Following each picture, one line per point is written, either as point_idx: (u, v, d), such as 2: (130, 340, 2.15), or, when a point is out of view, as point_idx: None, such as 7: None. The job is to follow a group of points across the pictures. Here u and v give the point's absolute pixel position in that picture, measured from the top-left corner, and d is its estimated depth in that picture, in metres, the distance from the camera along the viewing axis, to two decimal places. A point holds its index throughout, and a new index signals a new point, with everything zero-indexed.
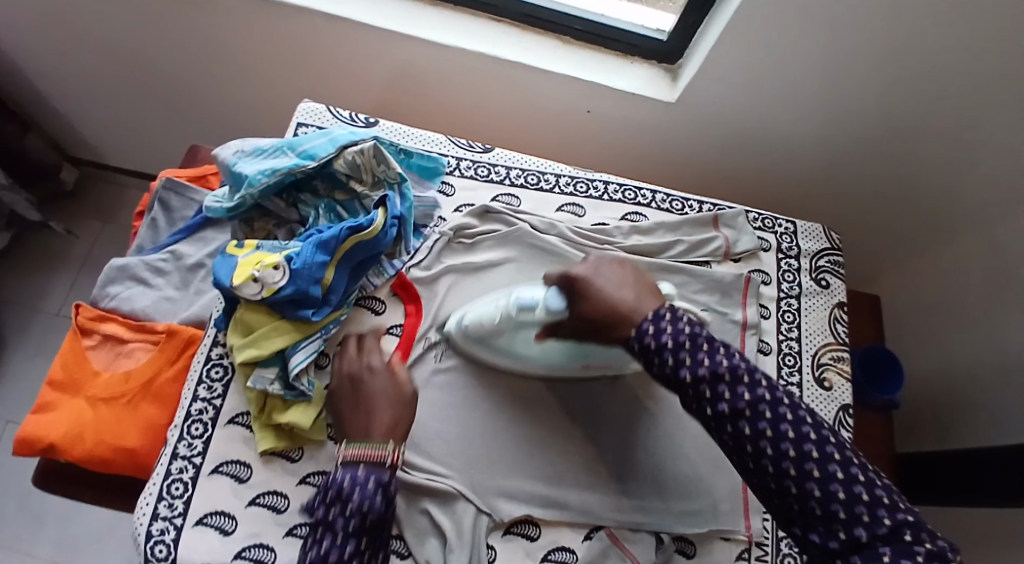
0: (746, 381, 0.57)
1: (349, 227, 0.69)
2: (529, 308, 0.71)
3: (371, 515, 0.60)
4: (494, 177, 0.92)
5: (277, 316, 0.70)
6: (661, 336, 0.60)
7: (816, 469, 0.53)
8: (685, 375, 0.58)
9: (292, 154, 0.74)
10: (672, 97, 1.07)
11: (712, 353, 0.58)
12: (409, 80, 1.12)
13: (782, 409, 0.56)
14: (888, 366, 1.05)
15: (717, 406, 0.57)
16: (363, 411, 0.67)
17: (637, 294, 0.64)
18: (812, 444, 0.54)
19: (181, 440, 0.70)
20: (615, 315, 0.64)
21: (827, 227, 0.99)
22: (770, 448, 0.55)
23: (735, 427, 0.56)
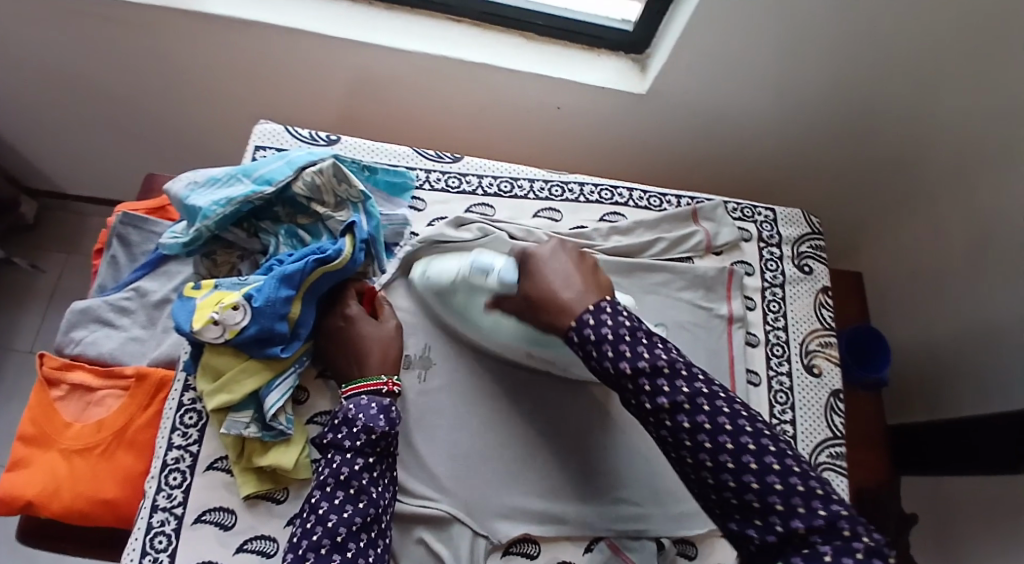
0: (685, 375, 0.56)
1: (315, 259, 0.66)
2: (483, 273, 0.72)
3: (378, 430, 0.62)
4: (466, 187, 0.89)
5: (243, 357, 0.67)
6: (602, 328, 0.58)
7: (753, 460, 0.53)
8: (624, 368, 0.57)
9: (248, 180, 0.70)
10: (641, 88, 1.05)
11: (651, 346, 0.58)
12: (372, 88, 1.08)
13: (720, 402, 0.55)
14: (874, 344, 1.03)
15: (656, 399, 0.56)
16: (353, 360, 0.69)
17: (584, 287, 0.62)
18: (748, 436, 0.54)
19: (160, 491, 0.67)
20: (554, 308, 0.62)
21: (806, 211, 0.98)
22: (709, 440, 0.54)
23: (674, 420, 0.56)
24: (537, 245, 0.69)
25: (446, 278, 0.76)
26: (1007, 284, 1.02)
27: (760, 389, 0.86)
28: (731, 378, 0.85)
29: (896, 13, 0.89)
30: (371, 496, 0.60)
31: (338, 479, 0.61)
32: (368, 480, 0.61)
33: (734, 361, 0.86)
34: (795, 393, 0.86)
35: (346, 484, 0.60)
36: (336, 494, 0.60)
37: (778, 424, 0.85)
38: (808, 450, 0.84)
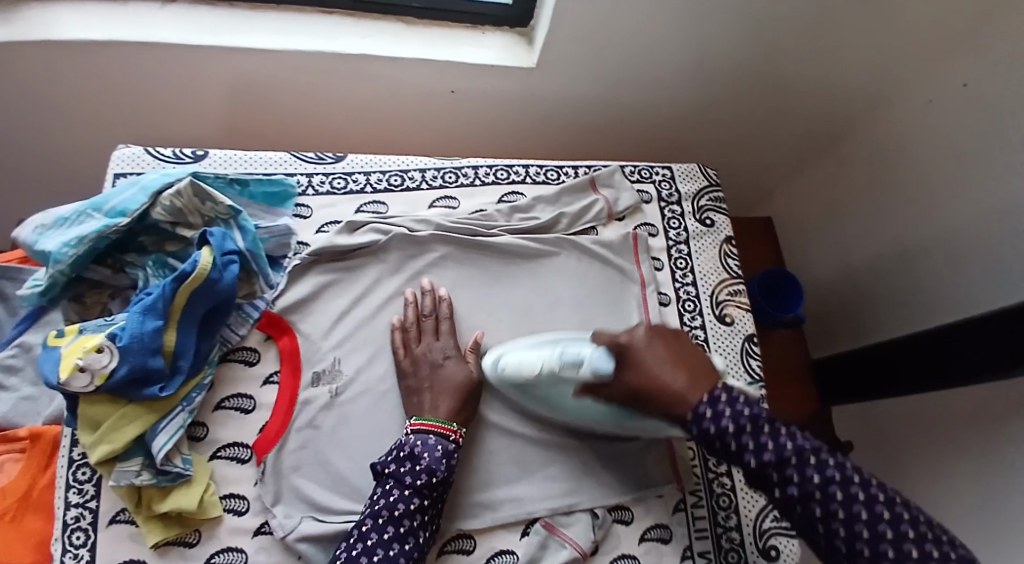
0: (815, 461, 0.57)
1: (173, 280, 0.64)
2: (574, 365, 0.69)
3: (439, 474, 0.66)
4: (353, 187, 0.86)
5: (122, 402, 0.64)
6: (721, 421, 0.60)
7: (890, 548, 0.53)
8: (751, 461, 0.59)
9: (99, 215, 0.67)
10: (531, 61, 1.02)
11: (774, 435, 0.59)
12: (252, 95, 1.03)
13: (855, 488, 0.55)
14: (789, 286, 1.06)
15: (785, 488, 0.57)
16: (436, 394, 0.72)
17: (691, 380, 0.63)
18: (886, 524, 0.53)
19: (65, 554, 0.64)
20: (666, 400, 0.63)
21: (702, 164, 0.98)
22: (843, 529, 0.55)
23: (805, 508, 0.57)
24: (626, 333, 0.69)
25: (530, 373, 0.73)
26: (910, 208, 1.06)
27: None
28: None
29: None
30: (417, 539, 0.63)
31: (392, 513, 0.63)
32: (417, 523, 0.64)
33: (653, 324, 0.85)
34: (711, 343, 0.87)
35: (398, 521, 0.63)
36: (386, 528, 0.63)
37: None
38: None
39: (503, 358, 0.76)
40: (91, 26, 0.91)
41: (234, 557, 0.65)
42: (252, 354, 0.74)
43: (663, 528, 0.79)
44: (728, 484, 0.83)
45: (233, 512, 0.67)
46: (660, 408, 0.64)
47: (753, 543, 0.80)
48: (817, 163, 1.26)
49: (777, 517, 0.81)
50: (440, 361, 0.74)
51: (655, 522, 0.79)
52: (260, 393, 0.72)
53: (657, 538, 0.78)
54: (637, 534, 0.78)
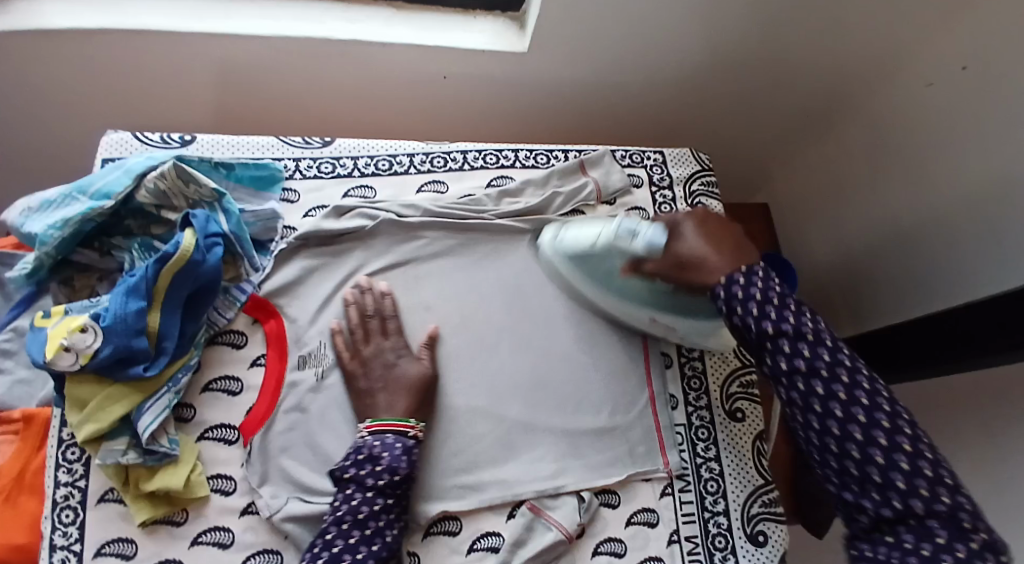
0: (831, 346, 0.63)
1: (156, 261, 0.64)
2: (630, 235, 0.76)
3: (402, 471, 0.66)
4: (341, 171, 0.86)
5: (108, 382, 0.64)
6: (750, 288, 0.66)
7: (883, 436, 0.59)
8: (767, 328, 0.64)
9: (84, 198, 0.68)
10: (522, 45, 1.02)
11: (799, 314, 0.64)
12: (244, 82, 1.03)
13: (863, 379, 0.61)
14: None
15: (793, 362, 0.63)
16: (390, 393, 0.71)
17: (733, 261, 0.69)
18: (883, 414, 0.59)
19: (56, 530, 0.64)
20: (697, 269, 0.71)
21: (694, 148, 0.97)
22: (840, 408, 0.61)
23: (809, 384, 0.62)
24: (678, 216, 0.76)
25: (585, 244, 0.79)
26: (906, 193, 1.05)
27: None
28: None
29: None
30: (385, 539, 0.64)
31: (357, 517, 0.63)
32: (384, 522, 0.64)
33: None
34: None
35: (364, 523, 0.63)
36: (352, 533, 0.63)
37: None
38: (718, 383, 0.86)
39: (562, 231, 0.83)
40: (79, 14, 0.91)
41: (221, 536, 0.66)
42: (239, 337, 0.74)
43: (650, 512, 0.79)
44: (717, 470, 0.82)
45: (220, 492, 0.67)
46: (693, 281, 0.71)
47: (742, 529, 0.80)
48: (815, 147, 1.25)
49: (765, 502, 0.81)
50: (393, 361, 0.73)
51: (641, 507, 0.79)
52: (247, 375, 0.73)
53: (644, 522, 0.78)
54: (624, 518, 0.78)
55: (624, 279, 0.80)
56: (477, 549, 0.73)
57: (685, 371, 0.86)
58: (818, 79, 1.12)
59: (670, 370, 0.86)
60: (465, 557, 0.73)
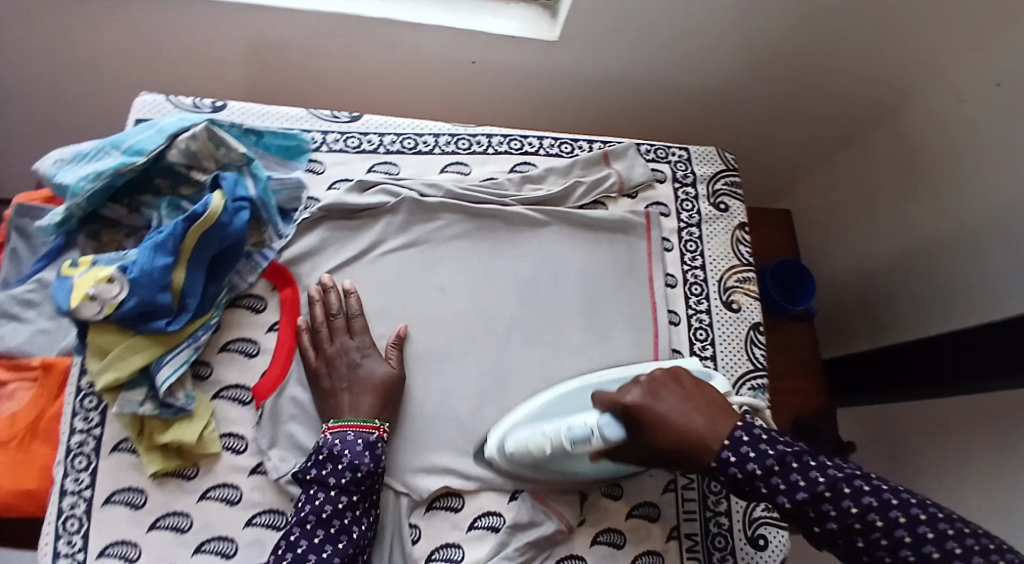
0: (850, 492, 0.56)
1: (185, 219, 0.66)
2: (582, 440, 0.63)
3: (364, 468, 0.65)
4: (367, 147, 0.87)
5: (129, 333, 0.66)
6: (747, 464, 0.59)
7: (906, 534, 0.54)
8: (785, 503, 0.58)
9: (117, 152, 0.69)
10: (554, 35, 1.02)
11: (803, 470, 0.58)
12: (276, 55, 1.05)
13: (895, 512, 0.55)
14: (801, 278, 1.04)
15: (825, 524, 0.56)
16: (355, 394, 0.69)
17: (709, 416, 0.62)
18: (903, 527, 0.54)
19: (67, 475, 0.66)
20: (689, 447, 0.61)
21: (720, 148, 0.97)
22: (889, 557, 0.54)
23: (847, 540, 0.56)
24: (625, 393, 0.64)
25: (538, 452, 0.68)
26: (929, 208, 1.04)
27: (679, 328, 0.86)
28: (654, 318, 0.84)
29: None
30: (351, 536, 0.64)
31: (320, 516, 0.63)
32: (350, 520, 0.64)
33: (656, 304, 0.85)
34: (715, 328, 0.87)
35: (328, 523, 0.63)
36: (317, 533, 0.63)
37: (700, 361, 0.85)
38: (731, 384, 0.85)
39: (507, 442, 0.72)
40: None
41: (229, 493, 0.67)
42: (259, 302, 0.76)
43: (651, 506, 0.79)
44: None
45: (232, 450, 0.69)
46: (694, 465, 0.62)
47: (742, 531, 0.80)
48: (841, 157, 1.24)
49: (768, 506, 0.81)
50: (358, 360, 0.71)
51: (642, 500, 0.79)
52: (264, 339, 0.74)
53: (644, 515, 0.79)
54: (624, 510, 0.78)
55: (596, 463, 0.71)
56: (478, 527, 0.74)
57: None
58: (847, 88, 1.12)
59: None
60: (464, 534, 0.74)
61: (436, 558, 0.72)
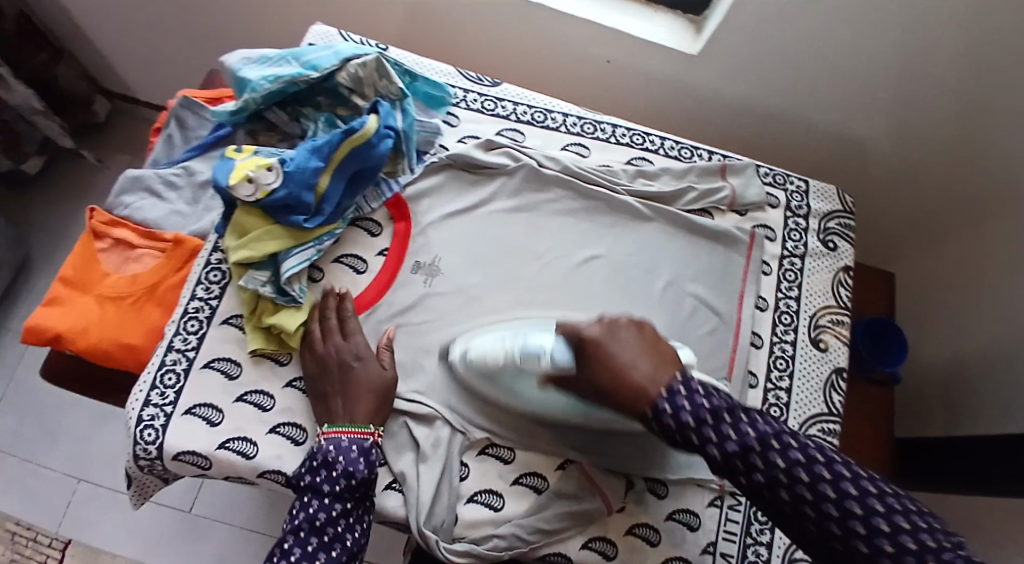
0: (778, 445, 0.51)
1: (343, 132, 0.72)
2: (535, 356, 0.68)
3: (357, 476, 0.64)
4: (500, 112, 0.92)
5: (269, 220, 0.72)
6: (681, 413, 0.53)
7: (838, 511, 0.49)
8: (714, 453, 0.52)
9: (296, 63, 0.77)
10: (694, 49, 1.04)
11: (737, 422, 0.53)
12: (429, 19, 1.12)
13: (821, 467, 0.50)
14: (893, 340, 1.01)
15: (752, 478, 0.51)
16: (348, 398, 0.68)
17: (654, 366, 0.57)
18: (831, 487, 0.49)
19: (178, 333, 0.73)
20: (627, 390, 0.57)
21: (841, 190, 0.97)
22: (814, 511, 0.50)
23: (776, 496, 0.51)
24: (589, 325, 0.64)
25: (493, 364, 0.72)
26: None
27: (760, 351, 0.86)
28: (736, 334, 0.85)
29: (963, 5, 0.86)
30: (344, 543, 0.63)
31: (314, 524, 0.63)
32: (344, 527, 0.64)
33: (742, 322, 0.86)
34: (797, 361, 0.86)
35: (321, 530, 0.63)
36: (310, 540, 0.62)
37: (773, 389, 0.85)
38: (798, 420, 0.84)
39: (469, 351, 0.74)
40: None
41: None
42: (376, 227, 0.82)
43: (692, 514, 0.79)
44: None
45: None
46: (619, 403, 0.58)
47: None
48: None
49: None
50: (351, 361, 0.70)
51: (685, 507, 0.79)
52: (372, 260, 0.80)
53: (683, 522, 0.78)
54: (665, 511, 0.78)
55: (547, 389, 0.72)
56: (521, 484, 0.76)
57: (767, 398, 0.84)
58: (969, 175, 1.05)
59: (753, 391, 0.84)
60: (508, 486, 0.76)
61: (477, 500, 0.75)
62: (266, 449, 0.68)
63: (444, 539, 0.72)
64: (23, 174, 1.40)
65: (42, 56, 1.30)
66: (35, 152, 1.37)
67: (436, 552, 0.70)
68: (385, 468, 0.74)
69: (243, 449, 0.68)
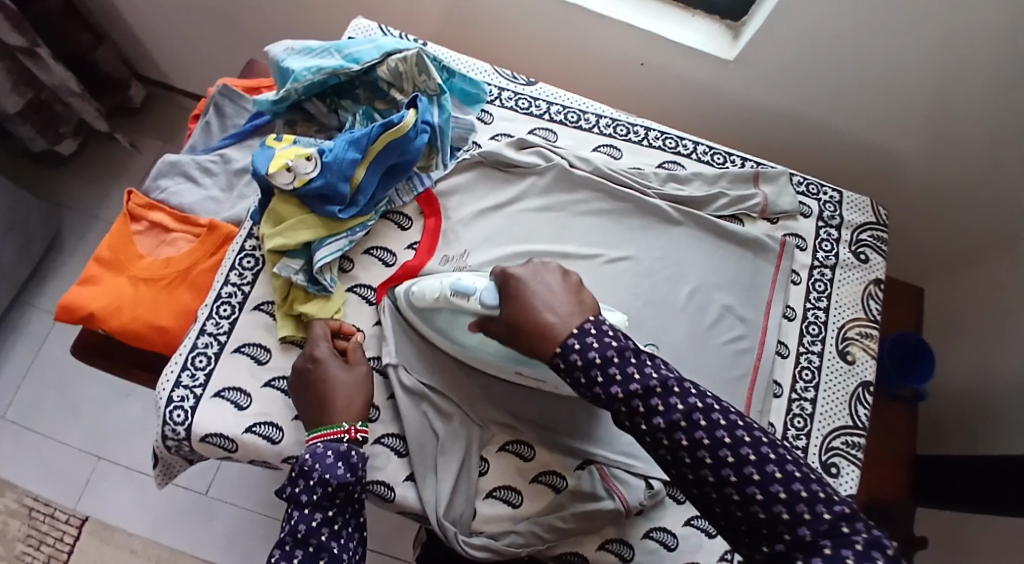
0: (679, 390, 0.51)
1: (382, 125, 0.73)
2: (463, 295, 0.66)
3: (334, 481, 0.61)
4: (534, 111, 0.92)
5: (305, 210, 0.73)
6: (588, 352, 0.52)
7: (729, 454, 0.48)
8: (615, 392, 0.51)
9: (338, 56, 0.77)
10: (730, 55, 1.03)
11: (641, 364, 0.52)
12: (467, 17, 1.13)
13: (717, 414, 0.50)
14: (918, 357, 1.00)
15: (650, 418, 0.50)
16: (314, 405, 0.67)
17: (567, 308, 0.56)
18: (722, 429, 0.49)
19: (210, 317, 0.74)
20: (538, 331, 0.56)
21: (875, 202, 0.96)
22: (708, 456, 0.49)
23: (671, 440, 0.50)
24: (520, 268, 0.62)
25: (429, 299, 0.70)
26: None
27: (786, 361, 0.86)
28: (761, 342, 0.85)
29: (1008, 27, 0.85)
30: (332, 553, 0.59)
31: (296, 536, 0.59)
32: (328, 535, 0.60)
33: (767, 332, 0.85)
34: (823, 372, 0.85)
35: (304, 541, 0.59)
36: (295, 554, 0.59)
37: (797, 400, 0.84)
38: (821, 432, 0.83)
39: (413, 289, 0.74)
40: None
41: None
42: (406, 221, 0.82)
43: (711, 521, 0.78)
44: None
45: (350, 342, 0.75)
46: (528, 346, 0.57)
47: None
48: None
49: None
50: (307, 366, 0.68)
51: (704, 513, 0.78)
52: (400, 253, 0.81)
53: (702, 528, 0.78)
54: (684, 517, 0.78)
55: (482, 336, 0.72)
56: (540, 482, 0.76)
57: (791, 408, 0.84)
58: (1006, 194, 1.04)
59: (777, 401, 0.84)
60: (527, 484, 0.76)
61: (496, 496, 0.75)
62: (291, 436, 0.69)
63: (463, 532, 0.72)
64: (57, 155, 1.43)
65: (85, 39, 1.32)
66: (70, 133, 1.39)
67: (454, 545, 0.71)
68: (405, 460, 0.74)
69: (269, 434, 0.69)
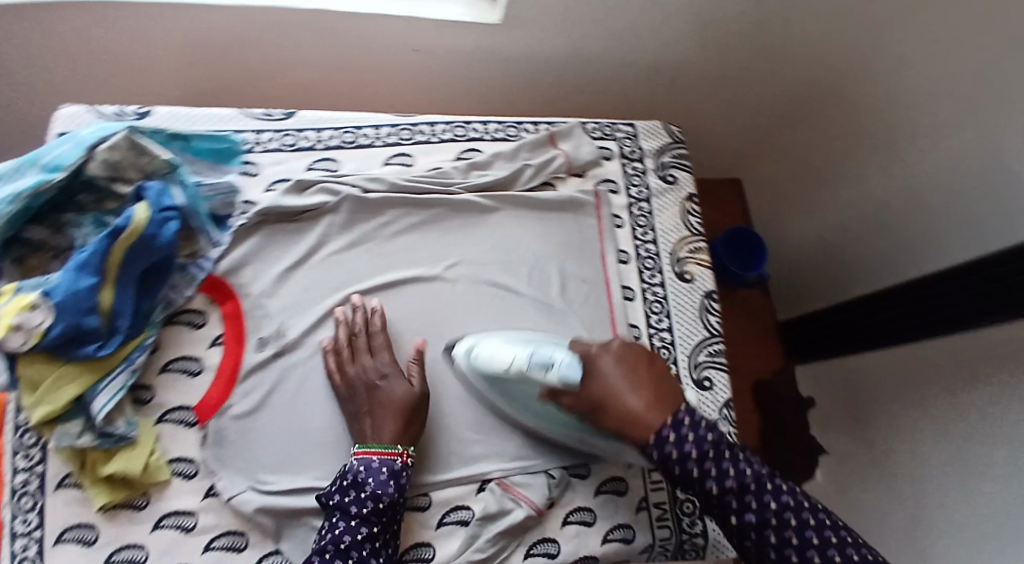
0: (770, 488, 0.58)
1: (108, 238, 0.65)
2: (543, 367, 0.64)
3: (386, 499, 0.63)
4: (304, 143, 0.84)
5: (58, 363, 0.65)
6: (684, 445, 0.60)
7: (816, 552, 0.55)
8: (711, 486, 0.59)
9: (34, 169, 0.67)
10: (496, 17, 0.95)
11: (735, 462, 0.60)
12: (208, 63, 0.99)
13: (808, 514, 0.57)
14: (752, 247, 1.03)
15: (743, 513, 0.58)
16: (376, 420, 0.68)
17: (652, 397, 0.63)
18: (812, 529, 0.56)
19: (15, 519, 0.64)
20: (622, 415, 0.63)
21: (666, 122, 0.96)
22: (795, 554, 0.55)
23: (760, 535, 0.57)
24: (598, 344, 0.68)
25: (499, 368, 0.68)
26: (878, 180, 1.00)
27: (635, 303, 0.85)
28: (608, 295, 0.84)
29: None
30: None
31: (339, 547, 0.61)
32: (369, 551, 0.62)
33: (609, 281, 0.85)
34: (670, 300, 0.86)
35: (345, 553, 0.61)
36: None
37: (655, 334, 0.84)
38: (687, 353, 0.84)
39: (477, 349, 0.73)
40: None
41: (184, 520, 0.65)
42: (198, 317, 0.73)
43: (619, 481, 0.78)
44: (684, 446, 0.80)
45: (182, 476, 0.67)
46: (610, 426, 0.64)
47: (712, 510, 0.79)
48: None
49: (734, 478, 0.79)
50: (376, 382, 0.69)
51: (611, 478, 0.78)
52: (206, 355, 0.72)
53: (613, 491, 0.77)
54: (594, 488, 0.77)
55: (546, 405, 0.71)
56: (445, 524, 0.73)
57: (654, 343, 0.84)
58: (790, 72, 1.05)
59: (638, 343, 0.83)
60: (434, 531, 0.72)
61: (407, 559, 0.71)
62: None
63: None
64: None
65: None
66: None
67: None
68: None
69: None
